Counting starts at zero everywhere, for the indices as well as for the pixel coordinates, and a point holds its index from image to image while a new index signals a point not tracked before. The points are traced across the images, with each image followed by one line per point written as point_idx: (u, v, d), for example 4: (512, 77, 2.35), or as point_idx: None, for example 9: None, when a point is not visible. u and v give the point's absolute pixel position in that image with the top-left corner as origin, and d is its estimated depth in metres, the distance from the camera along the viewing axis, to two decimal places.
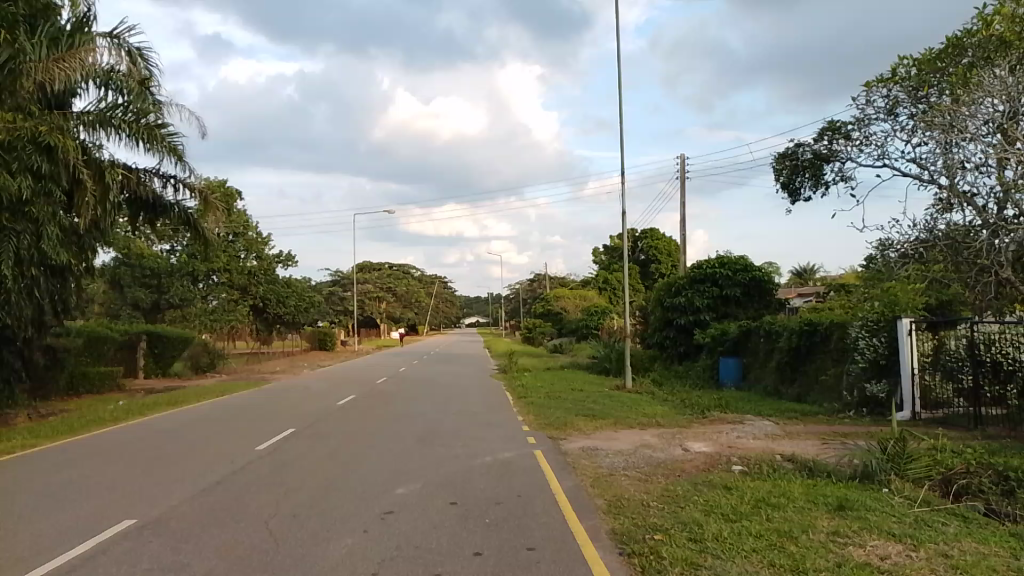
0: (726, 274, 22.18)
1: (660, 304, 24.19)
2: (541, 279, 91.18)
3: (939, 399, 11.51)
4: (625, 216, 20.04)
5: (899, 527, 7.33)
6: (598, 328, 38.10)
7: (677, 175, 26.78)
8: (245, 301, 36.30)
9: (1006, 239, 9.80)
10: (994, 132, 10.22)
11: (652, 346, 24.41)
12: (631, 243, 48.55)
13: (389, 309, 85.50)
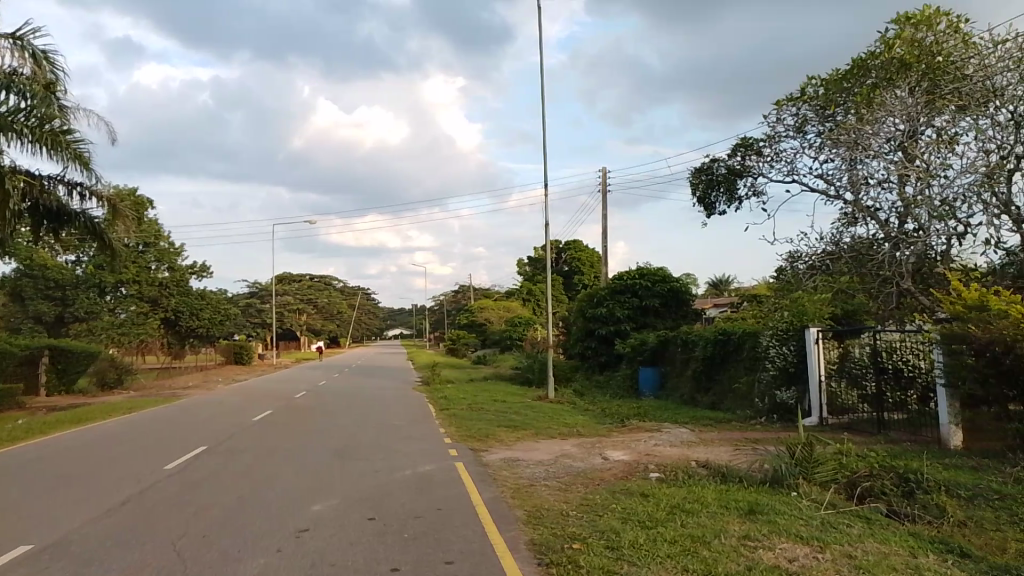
0: (646, 285, 22.71)
1: (582, 314, 24.52)
2: (466, 291, 91.12)
3: (845, 404, 11.79)
4: (546, 227, 20.31)
5: (805, 530, 7.60)
6: (522, 338, 38.31)
7: (599, 189, 27.38)
8: (155, 314, 34.89)
9: (907, 252, 10.53)
10: (895, 149, 10.81)
11: (574, 357, 24.65)
12: (555, 254, 49.27)
13: (310, 322, 83.82)
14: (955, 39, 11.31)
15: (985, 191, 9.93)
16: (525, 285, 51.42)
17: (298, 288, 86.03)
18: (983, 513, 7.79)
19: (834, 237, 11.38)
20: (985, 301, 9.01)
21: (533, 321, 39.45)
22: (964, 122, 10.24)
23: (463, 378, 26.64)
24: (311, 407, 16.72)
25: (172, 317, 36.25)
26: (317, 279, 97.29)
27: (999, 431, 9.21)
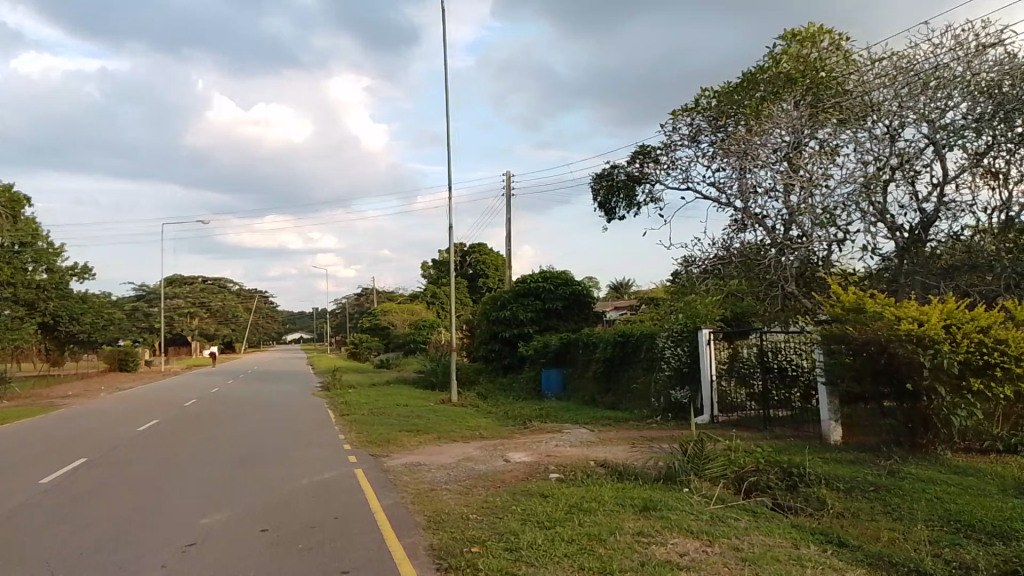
0: (549, 288, 22.98)
1: (486, 317, 24.67)
2: (367, 294, 89.95)
3: (734, 402, 12.35)
4: (451, 229, 20.29)
5: (696, 524, 7.91)
6: (425, 341, 38.12)
7: (503, 193, 27.70)
8: (30, 318, 32.59)
9: (791, 256, 11.15)
10: (781, 160, 11.33)
11: (478, 359, 24.78)
12: (460, 257, 49.36)
13: (202, 326, 80.31)
14: (836, 57, 12.08)
15: (862, 200, 10.64)
16: (433, 286, 51.15)
17: (193, 291, 82.42)
18: (858, 503, 8.30)
19: (725, 243, 11.87)
20: (861, 303, 9.53)
21: (439, 323, 39.34)
22: (843, 134, 10.91)
23: (366, 382, 26.27)
24: (204, 415, 16.06)
25: (51, 322, 34.05)
26: (216, 281, 93.63)
27: (873, 426, 9.89)
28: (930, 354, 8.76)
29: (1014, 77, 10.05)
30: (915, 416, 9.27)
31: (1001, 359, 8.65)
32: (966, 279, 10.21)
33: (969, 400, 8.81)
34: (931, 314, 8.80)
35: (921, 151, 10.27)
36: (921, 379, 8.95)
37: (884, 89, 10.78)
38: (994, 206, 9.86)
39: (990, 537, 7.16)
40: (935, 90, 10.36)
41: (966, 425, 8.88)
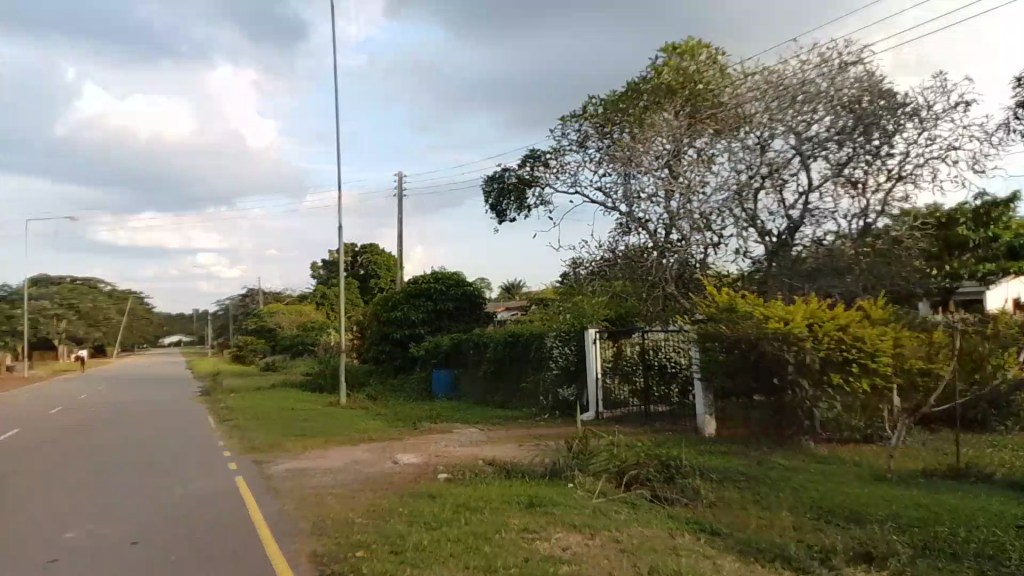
0: (441, 288, 23.02)
1: (377, 318, 24.45)
2: (256, 296, 86.87)
3: (618, 399, 12.81)
4: (342, 229, 19.99)
5: (579, 519, 8.13)
6: (315, 344, 37.29)
7: (395, 193, 27.58)
8: None
9: (671, 259, 11.63)
10: (663, 167, 11.72)
11: (369, 361, 24.54)
12: (352, 258, 48.55)
13: (73, 330, 75.08)
14: (712, 70, 12.74)
15: (735, 206, 11.26)
16: (324, 287, 50.02)
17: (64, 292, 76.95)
18: (729, 492, 8.76)
19: (609, 245, 12.11)
20: (732, 303, 10.02)
21: (333, 325, 38.53)
22: (719, 144, 11.50)
23: (252, 386, 25.33)
24: (71, 423, 15.02)
25: None
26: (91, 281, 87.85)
27: (745, 417, 10.65)
28: (795, 351, 9.41)
29: (870, 94, 10.90)
30: (782, 410, 9.98)
31: (858, 355, 9.26)
32: (827, 281, 10.95)
33: (828, 393, 9.52)
34: (795, 314, 9.37)
35: (788, 161, 10.96)
36: (786, 374, 9.65)
37: (757, 102, 11.43)
38: (852, 213, 10.65)
39: (845, 522, 7.75)
40: (802, 104, 11.09)
41: (827, 416, 9.66)
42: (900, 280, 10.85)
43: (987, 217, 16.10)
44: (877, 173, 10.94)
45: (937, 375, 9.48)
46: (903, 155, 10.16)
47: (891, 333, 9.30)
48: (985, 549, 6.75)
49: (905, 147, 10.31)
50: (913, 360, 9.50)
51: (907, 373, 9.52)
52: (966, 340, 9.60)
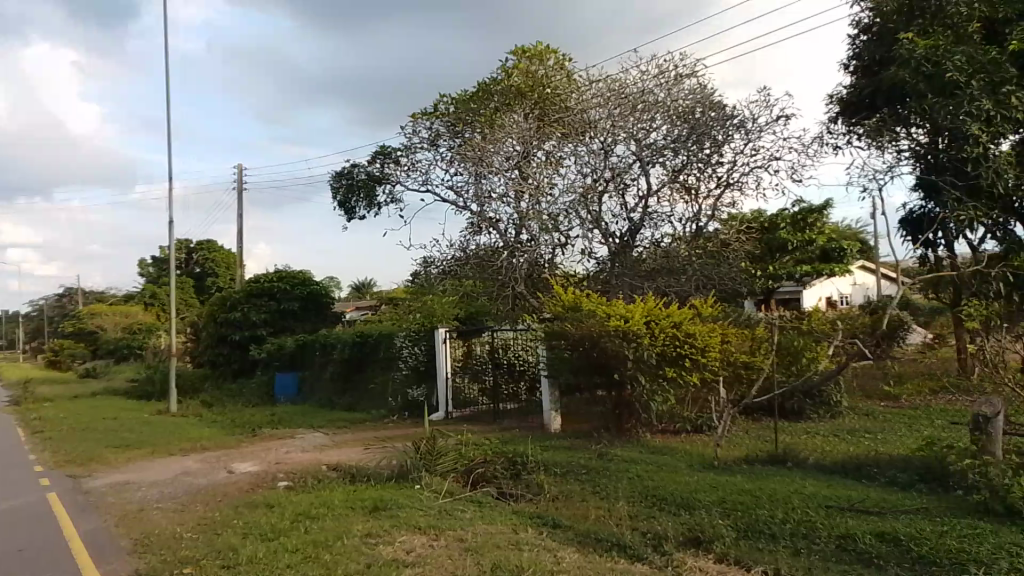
0: (284, 287, 22.22)
1: (214, 319, 23.15)
2: (72, 296, 79.30)
3: (467, 398, 12.94)
4: (173, 225, 18.76)
5: (424, 520, 8.06)
6: (143, 347, 34.66)
7: (235, 187, 26.33)
8: None
9: (521, 258, 11.80)
10: (513, 168, 11.89)
11: (204, 365, 23.33)
12: (186, 255, 45.61)
13: None
14: (559, 75, 13.12)
15: (581, 208, 11.64)
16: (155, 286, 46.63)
17: None
18: (571, 486, 9.03)
19: (461, 244, 12.16)
20: (577, 302, 10.39)
21: (167, 327, 35.93)
22: (566, 147, 11.83)
23: (66, 394, 23.08)
24: None
25: None
26: None
27: (587, 413, 11.05)
28: (633, 347, 9.87)
29: (702, 106, 11.63)
30: (621, 404, 10.51)
31: (690, 351, 9.86)
32: (664, 281, 11.57)
33: (663, 387, 10.08)
34: (634, 312, 9.84)
35: (630, 166, 11.47)
36: (626, 370, 10.04)
37: (600, 108, 11.83)
38: (686, 217, 11.31)
39: (677, 508, 8.22)
40: (641, 113, 11.64)
41: (661, 409, 10.20)
42: (729, 279, 11.58)
43: (801, 224, 17.71)
44: (708, 180, 11.69)
45: (758, 367, 10.24)
46: (731, 163, 10.92)
47: (718, 331, 10.01)
48: (799, 528, 7.40)
49: (732, 156, 11.09)
50: (738, 354, 10.26)
51: (733, 366, 10.25)
52: (784, 335, 10.40)
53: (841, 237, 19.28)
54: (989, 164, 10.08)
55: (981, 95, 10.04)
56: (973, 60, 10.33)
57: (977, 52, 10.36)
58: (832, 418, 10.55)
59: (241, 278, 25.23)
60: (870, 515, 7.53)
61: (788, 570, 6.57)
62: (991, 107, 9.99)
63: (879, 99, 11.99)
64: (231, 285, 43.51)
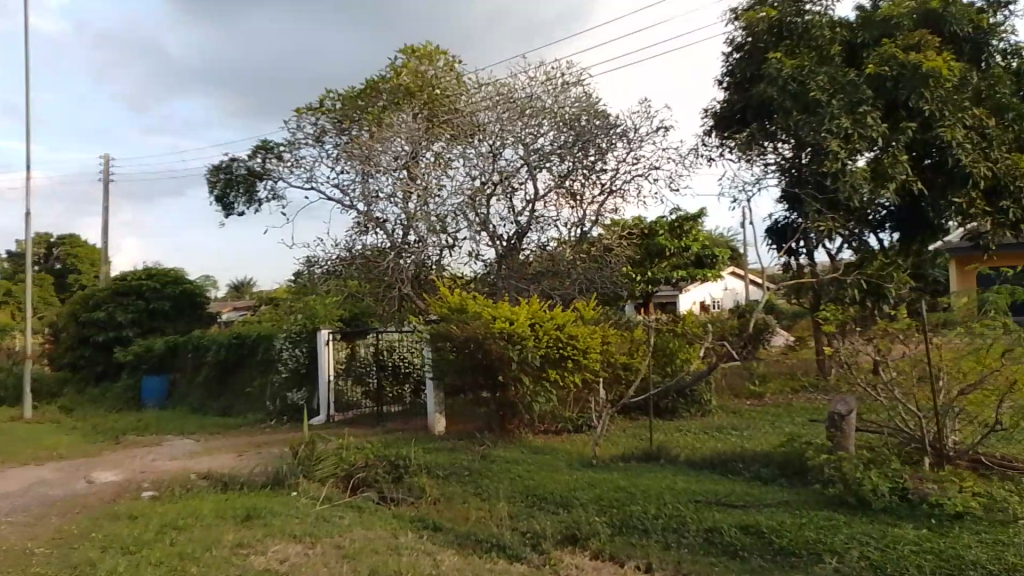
0: (154, 286, 21.07)
1: (73, 319, 21.57)
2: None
3: (350, 401, 12.74)
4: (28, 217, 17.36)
5: (300, 527, 7.84)
6: None
7: (100, 179, 24.70)
8: None
9: (408, 260, 11.73)
10: (401, 168, 11.78)
11: (62, 368, 21.65)
12: (45, 250, 42.25)
13: None
14: (448, 77, 13.17)
15: (469, 211, 11.70)
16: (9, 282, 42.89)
17: None
18: (452, 488, 9.04)
19: (347, 244, 11.93)
20: (463, 304, 10.46)
21: (20, 328, 33.08)
22: (455, 149, 11.86)
23: None
24: None
25: None
26: None
27: (472, 415, 11.08)
28: (518, 349, 9.99)
29: (587, 113, 11.94)
30: (505, 405, 10.57)
31: (572, 352, 10.13)
32: (549, 284, 11.82)
33: (546, 388, 10.27)
34: (520, 314, 10.01)
35: (517, 170, 11.61)
36: (510, 371, 10.13)
37: (488, 112, 11.93)
38: (571, 222, 11.58)
39: (556, 507, 8.41)
40: (529, 118, 11.82)
41: (544, 409, 10.37)
42: (611, 283, 11.95)
43: (679, 231, 18.59)
44: (592, 186, 12.02)
45: (636, 368, 10.69)
46: (614, 171, 11.27)
47: (599, 333, 10.34)
48: (670, 522, 7.74)
49: (615, 164, 11.46)
50: (618, 355, 10.66)
51: (613, 367, 10.67)
52: (660, 337, 10.94)
53: (714, 244, 20.40)
54: (845, 178, 10.80)
55: (840, 114, 10.86)
56: (834, 80, 11.21)
57: (836, 73, 11.27)
58: (702, 416, 11.12)
59: (105, 276, 23.69)
60: (736, 509, 7.99)
61: (659, 565, 6.90)
62: (848, 124, 10.84)
63: (749, 114, 12.39)
64: (97, 283, 40.71)
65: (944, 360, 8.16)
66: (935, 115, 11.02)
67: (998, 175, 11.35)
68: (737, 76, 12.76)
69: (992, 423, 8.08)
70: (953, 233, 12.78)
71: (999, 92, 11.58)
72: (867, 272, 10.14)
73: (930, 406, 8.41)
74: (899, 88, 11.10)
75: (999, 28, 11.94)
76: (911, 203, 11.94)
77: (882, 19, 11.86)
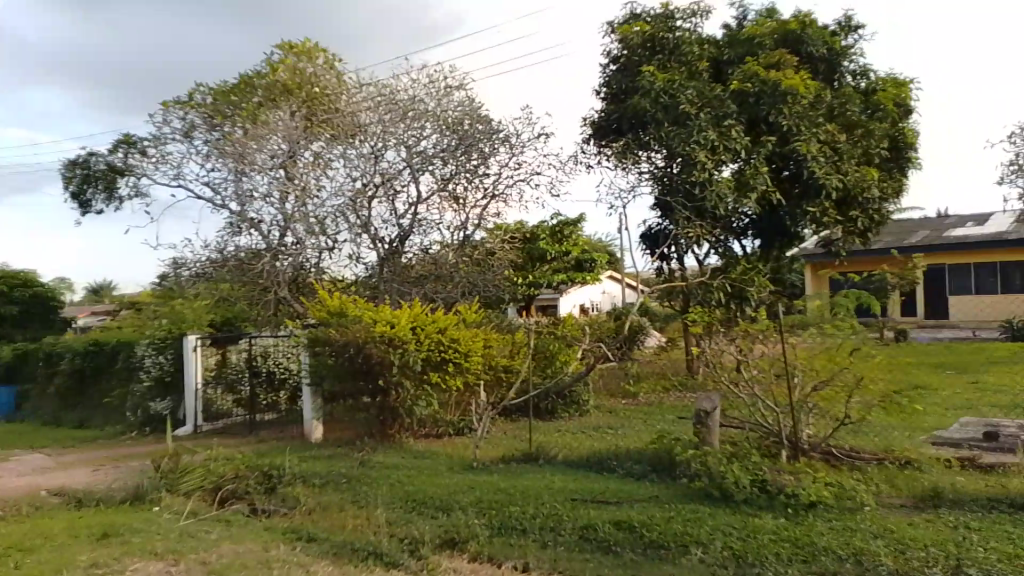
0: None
1: None
2: None
3: (220, 410, 12.32)
4: None
5: (163, 544, 7.39)
6: None
7: None
8: None
9: (285, 262, 11.37)
10: (278, 167, 11.41)
11: None
12: None
13: None
14: (328, 75, 12.90)
15: (349, 212, 11.48)
16: None
17: None
18: (329, 497, 8.81)
19: (219, 245, 11.43)
20: (343, 308, 10.24)
21: None
22: (335, 149, 11.61)
23: None
24: None
25: None
26: None
27: (351, 420, 10.76)
28: (400, 353, 9.88)
29: (470, 118, 11.97)
30: (385, 409, 10.40)
31: (453, 355, 10.12)
32: (432, 287, 11.79)
33: (428, 392, 10.19)
34: (401, 318, 9.93)
35: (400, 172, 11.48)
36: (391, 375, 9.99)
37: (370, 112, 11.77)
38: (454, 225, 11.60)
39: (435, 512, 8.36)
40: (412, 120, 11.73)
41: (425, 413, 10.19)
42: (493, 287, 12.06)
43: (560, 235, 19.04)
44: (475, 190, 12.09)
45: (517, 370, 10.85)
46: (497, 175, 11.36)
47: (480, 336, 10.41)
48: (548, 522, 7.89)
49: (498, 168, 11.56)
50: (499, 358, 10.79)
51: (495, 370, 10.78)
52: (540, 339, 11.13)
53: (593, 249, 21.04)
54: (712, 187, 11.47)
55: (707, 127, 11.47)
56: (702, 95, 11.81)
57: (704, 88, 11.87)
58: (580, 416, 11.39)
59: None
60: (610, 506, 8.23)
61: (536, 563, 6.99)
62: (714, 137, 11.48)
63: (624, 125, 12.57)
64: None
65: (799, 359, 8.78)
66: (793, 130, 11.85)
67: (847, 186, 12.34)
68: (612, 87, 13.04)
69: (841, 417, 8.73)
70: (808, 240, 13.74)
71: (849, 110, 12.57)
72: (731, 275, 10.90)
73: (787, 403, 8.95)
74: (761, 104, 11.89)
75: (849, 51, 12.98)
76: (771, 212, 12.74)
77: (747, 38, 12.68)
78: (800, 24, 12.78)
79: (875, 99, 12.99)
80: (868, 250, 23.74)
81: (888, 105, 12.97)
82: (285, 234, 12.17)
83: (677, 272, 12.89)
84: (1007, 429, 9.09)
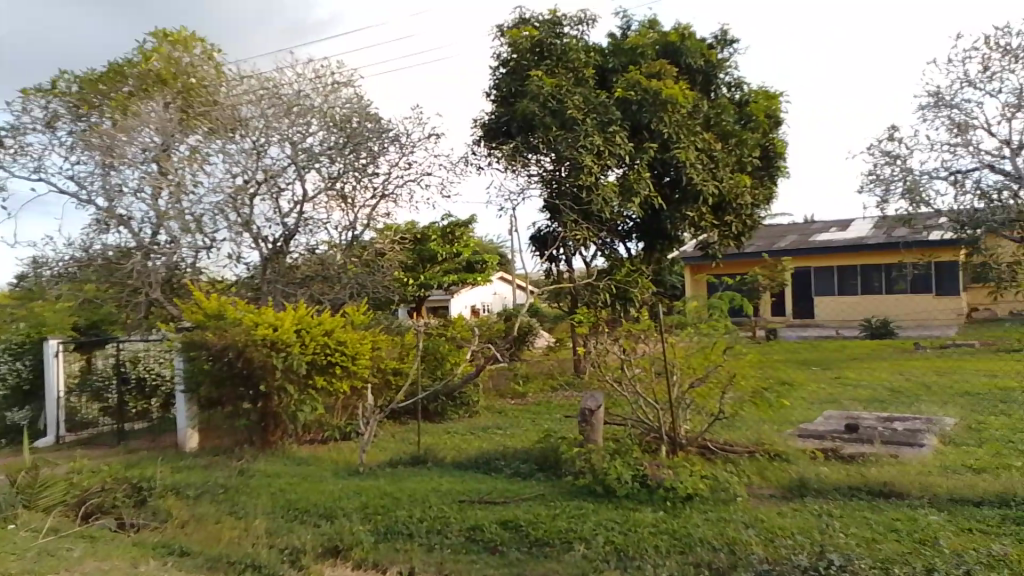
0: None
1: None
2: None
3: (85, 419, 11.63)
4: None
5: (15, 564, 6.78)
6: None
7: None
8: None
9: (158, 261, 10.76)
10: (151, 161, 10.80)
11: None
12: None
13: None
14: (207, 66, 12.39)
15: (229, 210, 11.01)
16: None
17: None
18: (204, 508, 8.39)
19: (84, 243, 10.70)
20: (222, 309, 9.79)
21: None
22: (214, 144, 11.11)
23: None
24: None
25: None
26: None
27: (228, 429, 10.33)
28: (283, 357, 9.55)
29: (359, 115, 11.73)
30: (267, 415, 10.05)
31: (340, 358, 9.88)
32: (318, 288, 11.47)
33: (312, 397, 9.87)
34: (285, 320, 9.56)
35: (284, 169, 11.11)
36: (273, 380, 9.64)
37: (251, 106, 11.35)
38: (342, 225, 11.33)
39: (318, 519, 8.12)
40: (296, 116, 11.37)
41: (309, 418, 9.87)
42: (382, 288, 11.87)
43: (451, 236, 19.02)
44: (364, 190, 11.85)
45: (406, 373, 10.75)
46: (386, 175, 11.18)
47: (368, 338, 10.22)
48: (434, 525, 7.83)
49: (387, 168, 11.39)
50: (388, 360, 10.65)
51: (383, 372, 10.62)
52: (429, 341, 11.06)
53: (484, 250, 21.15)
54: (598, 191, 11.81)
55: (594, 132, 11.76)
56: (588, 101, 12.10)
57: (590, 94, 12.17)
58: (468, 417, 11.38)
59: None
60: (497, 505, 8.27)
61: (421, 567, 6.91)
62: (600, 142, 11.76)
63: (512, 127, 12.63)
64: None
65: (677, 357, 9.14)
66: (672, 137, 12.32)
67: (723, 192, 13.00)
68: (501, 90, 13.13)
69: (715, 412, 9.12)
70: (687, 243, 14.37)
71: (724, 120, 13.24)
72: (616, 277, 11.20)
73: (666, 400, 9.31)
74: (642, 112, 12.28)
75: (724, 63, 13.66)
76: (654, 215, 13.21)
77: (631, 48, 13.11)
78: (680, 35, 13.33)
79: (747, 110, 13.76)
80: (741, 253, 25.05)
81: (759, 116, 13.76)
82: (159, 233, 11.54)
83: (565, 273, 13.18)
84: (864, 421, 9.80)
